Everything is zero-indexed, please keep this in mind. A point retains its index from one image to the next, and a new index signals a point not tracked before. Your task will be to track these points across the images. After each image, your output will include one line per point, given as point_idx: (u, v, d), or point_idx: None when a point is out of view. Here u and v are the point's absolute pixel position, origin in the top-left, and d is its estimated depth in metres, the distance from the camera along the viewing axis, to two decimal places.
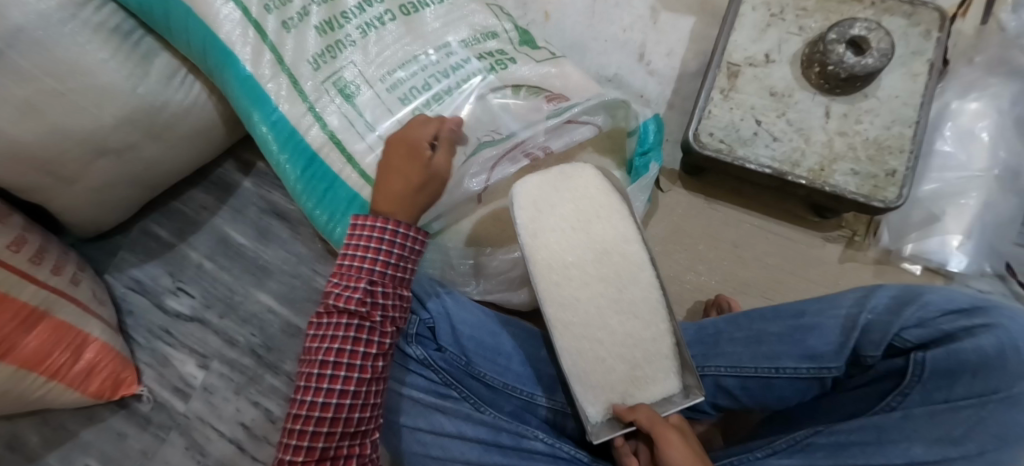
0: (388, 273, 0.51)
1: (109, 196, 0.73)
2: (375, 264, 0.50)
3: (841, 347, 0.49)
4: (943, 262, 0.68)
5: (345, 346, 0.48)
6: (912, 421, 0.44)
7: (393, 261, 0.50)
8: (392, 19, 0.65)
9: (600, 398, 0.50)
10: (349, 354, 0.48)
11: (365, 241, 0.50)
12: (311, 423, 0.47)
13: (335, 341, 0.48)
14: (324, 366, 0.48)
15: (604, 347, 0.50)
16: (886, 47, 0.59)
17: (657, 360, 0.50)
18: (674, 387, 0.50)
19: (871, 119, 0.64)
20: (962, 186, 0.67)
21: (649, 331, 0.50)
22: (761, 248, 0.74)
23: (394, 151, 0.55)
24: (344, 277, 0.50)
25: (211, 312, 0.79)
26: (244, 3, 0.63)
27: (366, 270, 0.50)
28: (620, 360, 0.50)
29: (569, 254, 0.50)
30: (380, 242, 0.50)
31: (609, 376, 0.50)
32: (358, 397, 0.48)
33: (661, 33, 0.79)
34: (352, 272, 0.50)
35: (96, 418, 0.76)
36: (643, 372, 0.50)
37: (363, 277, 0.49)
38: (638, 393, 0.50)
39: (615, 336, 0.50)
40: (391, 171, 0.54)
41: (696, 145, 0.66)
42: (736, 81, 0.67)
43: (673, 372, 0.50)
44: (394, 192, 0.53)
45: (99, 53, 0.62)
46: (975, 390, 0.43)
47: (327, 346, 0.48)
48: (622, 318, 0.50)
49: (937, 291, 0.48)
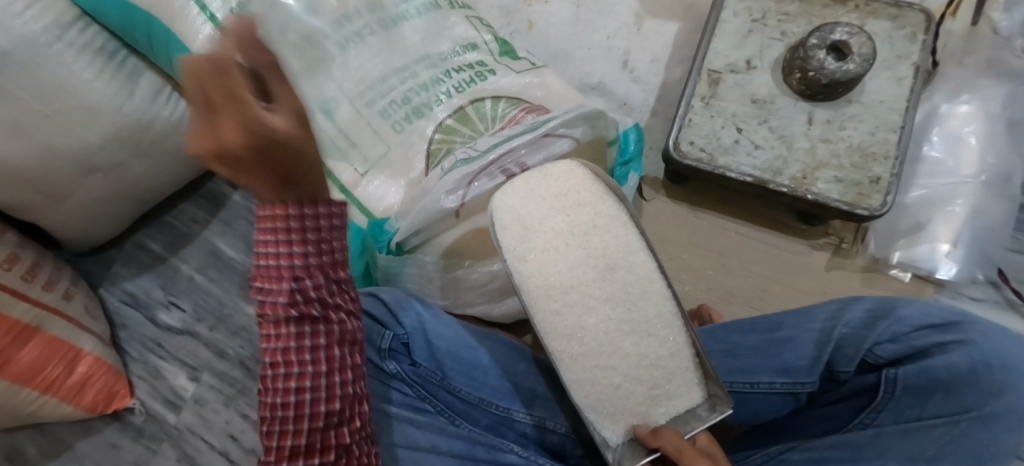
0: (318, 257, 0.36)
1: (101, 211, 0.74)
2: (296, 253, 0.35)
3: (814, 362, 0.48)
4: (933, 269, 0.67)
5: (291, 345, 0.36)
6: (884, 438, 0.42)
7: (313, 236, 0.35)
8: (372, 33, 0.65)
9: (619, 422, 0.46)
10: (299, 353, 0.37)
11: (267, 230, 0.34)
12: (283, 434, 0.37)
13: (278, 351, 0.36)
14: (276, 368, 0.37)
15: (619, 372, 0.44)
16: (868, 52, 0.58)
17: (677, 374, 0.46)
18: (696, 399, 0.46)
19: (856, 125, 0.63)
20: (950, 193, 0.66)
21: (665, 348, 0.45)
22: (747, 256, 0.73)
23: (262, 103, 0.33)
24: (264, 276, 0.36)
25: (201, 325, 0.80)
26: (222, 22, 0.63)
27: (287, 262, 0.35)
28: (638, 382, 0.45)
29: (568, 275, 0.44)
30: (290, 227, 0.34)
31: (627, 401, 0.45)
32: (323, 396, 0.37)
33: (645, 39, 0.79)
34: (269, 269, 0.36)
35: (91, 430, 0.77)
36: (665, 389, 0.45)
37: (284, 274, 0.35)
38: (659, 411, 0.46)
39: (631, 359, 0.44)
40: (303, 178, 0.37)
41: (676, 154, 0.65)
42: (717, 88, 0.66)
43: (696, 384, 0.47)
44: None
45: (84, 73, 0.63)
46: (948, 408, 0.42)
47: (275, 348, 0.37)
48: (636, 340, 0.44)
49: (914, 305, 0.47)
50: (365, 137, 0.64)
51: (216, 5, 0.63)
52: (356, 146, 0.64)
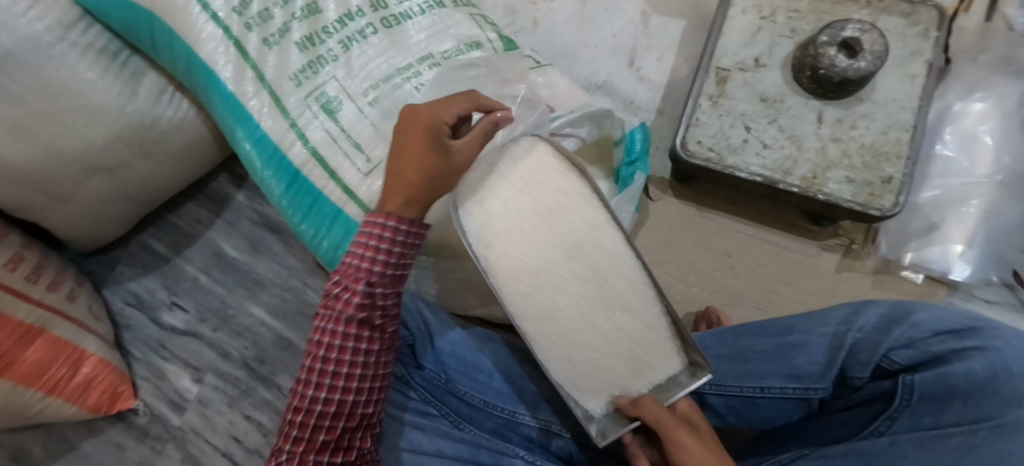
0: (389, 273, 0.46)
1: (105, 212, 0.74)
2: (376, 264, 0.45)
3: (827, 368, 0.47)
4: (945, 271, 0.66)
5: (347, 344, 0.45)
6: (899, 446, 0.40)
7: (394, 260, 0.46)
8: (375, 32, 0.64)
9: (600, 395, 0.49)
10: (351, 351, 0.45)
11: (366, 238, 0.45)
12: (313, 416, 0.44)
13: (336, 337, 0.45)
14: (326, 361, 0.45)
15: (593, 348, 0.47)
16: (880, 49, 0.57)
17: (656, 346, 0.48)
18: (676, 368, 0.48)
19: (867, 124, 0.62)
20: (963, 194, 0.65)
21: (640, 321, 0.47)
22: (753, 258, 0.72)
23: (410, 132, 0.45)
24: (345, 275, 0.45)
25: (206, 326, 0.80)
26: (224, 21, 0.63)
27: (366, 269, 0.45)
28: (615, 356, 0.48)
29: (534, 258, 0.46)
30: (382, 242, 0.45)
31: (606, 376, 0.48)
32: (360, 392, 0.46)
33: (651, 37, 0.78)
34: (353, 267, 0.45)
35: (96, 431, 0.77)
36: (645, 361, 0.48)
37: (363, 279, 0.45)
38: (639, 382, 0.49)
39: (605, 334, 0.47)
40: (399, 154, 0.46)
41: (684, 153, 0.64)
42: (726, 87, 0.65)
43: (674, 352, 0.48)
44: (403, 192, 0.46)
45: (87, 73, 0.63)
46: (966, 417, 0.40)
47: (329, 343, 0.45)
48: (610, 315, 0.47)
49: (928, 310, 0.46)
50: (369, 137, 0.64)
51: (219, 4, 0.62)
52: (358, 146, 0.64)
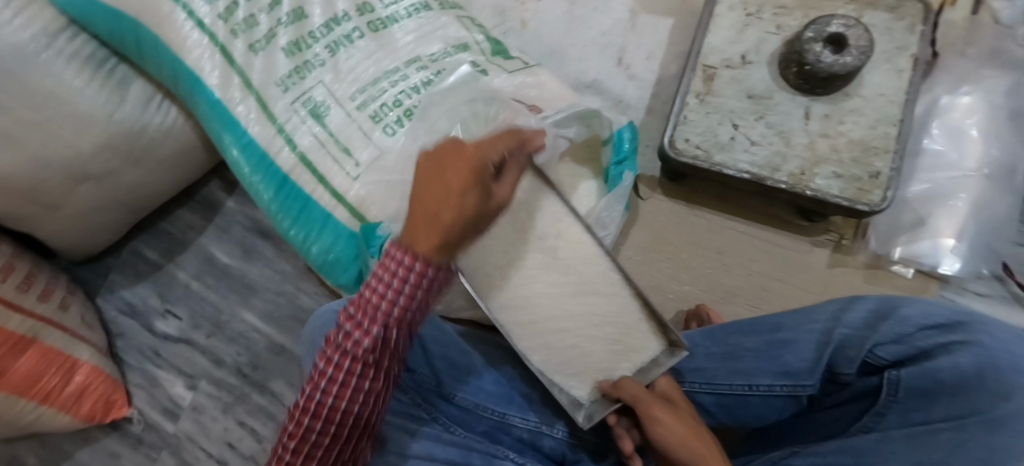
0: (410, 313, 0.38)
1: (96, 219, 0.74)
2: (399, 308, 0.37)
3: (815, 365, 0.47)
4: (935, 264, 0.65)
5: (351, 387, 0.39)
6: (889, 442, 0.40)
7: (418, 302, 0.37)
8: (361, 36, 0.64)
9: (586, 381, 0.50)
10: (353, 394, 0.39)
11: (391, 275, 0.36)
12: (304, 445, 0.40)
13: (339, 378, 0.38)
14: (325, 400, 0.39)
15: (571, 333, 0.49)
16: (866, 44, 0.56)
17: (633, 327, 0.49)
18: (657, 350, 0.49)
19: (855, 119, 0.62)
20: (952, 187, 0.65)
21: (613, 304, 0.49)
22: (747, 255, 0.72)
23: (454, 163, 0.38)
24: (361, 310, 0.37)
25: (199, 332, 0.80)
26: (210, 28, 0.63)
27: (385, 310, 0.37)
28: (594, 341, 0.49)
29: (502, 251, 0.49)
30: (410, 285, 0.36)
31: (587, 358, 0.50)
32: (356, 427, 0.42)
33: (640, 36, 0.78)
34: (372, 303, 0.37)
35: (90, 439, 0.77)
36: (625, 343, 0.49)
37: (379, 321, 0.37)
38: (623, 365, 0.50)
39: (579, 318, 0.49)
40: (434, 184, 0.38)
41: (671, 152, 0.64)
42: (713, 84, 0.65)
43: (652, 334, 0.49)
44: (441, 231, 0.36)
45: (74, 82, 0.63)
46: (953, 412, 0.40)
47: (331, 383, 0.38)
48: (583, 300, 0.49)
49: (916, 304, 0.45)
50: (357, 142, 0.63)
51: (204, 10, 0.62)
52: (347, 150, 0.63)
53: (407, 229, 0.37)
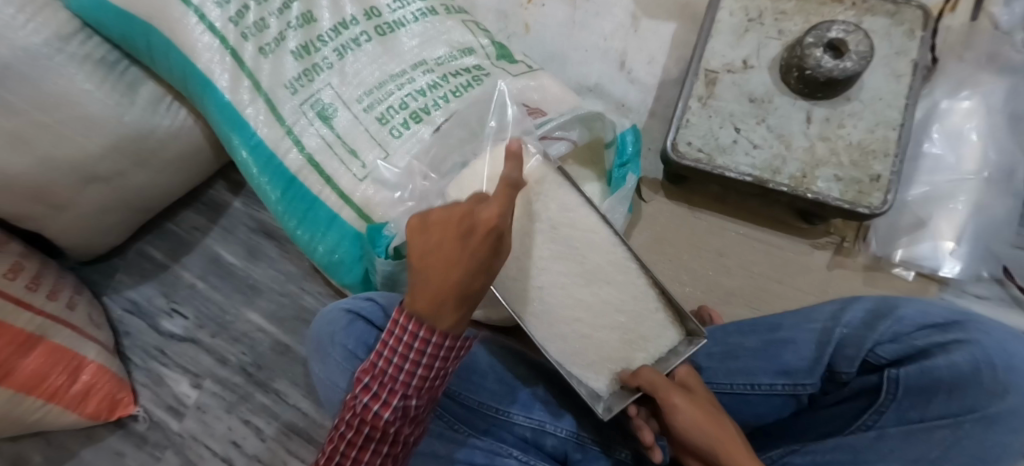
0: (424, 385, 0.43)
1: (102, 220, 0.74)
2: (412, 375, 0.43)
3: (815, 363, 0.47)
4: (935, 267, 0.65)
5: (369, 448, 0.43)
6: (886, 440, 0.41)
7: (430, 374, 0.43)
8: (369, 40, 0.65)
9: (603, 372, 0.50)
10: (371, 454, 0.43)
11: (405, 346, 0.42)
12: None
13: (359, 438, 0.42)
14: (346, 458, 0.43)
15: (585, 323, 0.49)
16: (865, 49, 0.57)
17: (649, 316, 0.51)
18: (674, 339, 0.51)
19: (855, 122, 0.63)
20: (951, 190, 0.65)
21: (626, 293, 0.50)
22: (747, 256, 0.73)
23: (473, 244, 0.39)
24: (378, 378, 0.43)
25: (204, 332, 0.81)
26: (221, 31, 0.64)
27: (401, 379, 0.42)
28: (609, 331, 0.50)
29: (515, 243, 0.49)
30: (421, 355, 0.42)
31: (604, 349, 0.50)
32: None
33: (641, 40, 0.79)
34: (387, 371, 0.43)
35: (95, 438, 0.78)
36: (639, 333, 0.50)
37: (398, 388, 0.42)
38: (640, 356, 0.50)
39: (593, 307, 0.50)
40: (453, 267, 0.40)
41: (674, 155, 0.65)
42: (715, 89, 0.66)
43: (670, 325, 0.51)
44: (460, 308, 0.41)
45: (84, 84, 0.64)
46: (951, 409, 0.40)
47: (351, 442, 0.43)
48: (596, 290, 0.50)
49: (914, 304, 0.46)
50: (365, 143, 0.64)
51: (215, 14, 0.64)
52: (354, 151, 0.64)
53: (428, 304, 0.41)
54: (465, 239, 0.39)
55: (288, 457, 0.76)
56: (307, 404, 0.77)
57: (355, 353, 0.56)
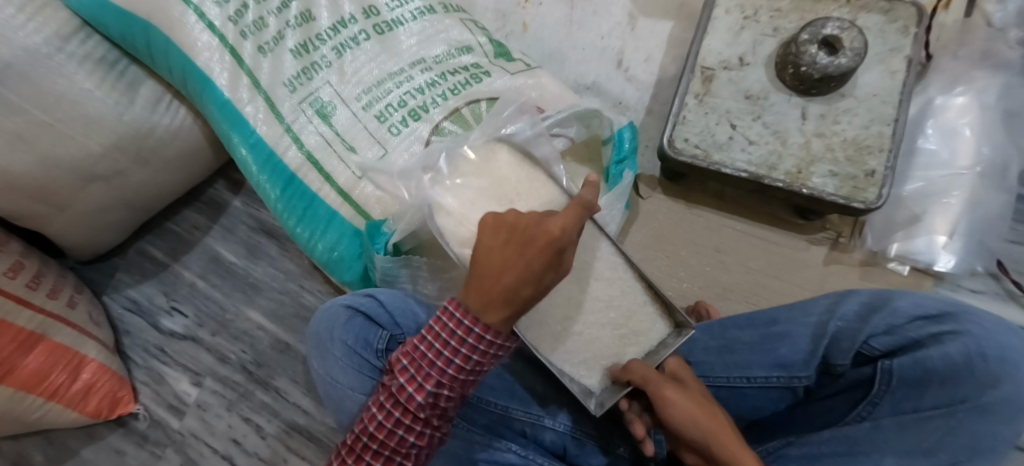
0: (460, 377, 0.43)
1: (103, 219, 0.75)
2: (450, 364, 0.42)
3: (810, 356, 0.48)
4: (931, 262, 0.66)
5: (396, 431, 0.43)
6: (881, 431, 0.41)
7: (468, 366, 0.42)
8: (367, 38, 0.66)
9: (595, 368, 0.50)
10: (398, 439, 0.43)
11: (447, 333, 0.42)
12: None
13: (388, 419, 0.43)
14: (373, 438, 0.44)
15: (576, 320, 0.51)
16: (859, 45, 0.58)
17: (638, 310, 0.51)
18: (663, 332, 0.51)
19: (850, 119, 0.63)
20: (945, 185, 0.66)
21: (614, 289, 0.52)
22: (745, 253, 0.73)
23: (533, 251, 0.39)
24: (416, 364, 0.43)
25: (204, 330, 0.81)
26: (220, 30, 0.64)
27: (437, 367, 0.42)
28: (600, 327, 0.51)
29: None
30: (461, 344, 0.42)
31: (595, 345, 0.51)
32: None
33: (639, 39, 0.79)
34: (426, 357, 0.43)
35: (96, 437, 0.78)
36: (630, 327, 0.51)
37: (432, 375, 0.42)
38: (631, 350, 0.51)
39: (583, 303, 0.51)
40: (507, 268, 0.40)
41: (671, 151, 0.65)
42: (711, 86, 0.66)
43: (659, 317, 0.51)
44: (507, 308, 0.40)
45: (84, 83, 0.64)
46: (944, 399, 0.41)
47: (381, 423, 0.43)
48: (585, 286, 0.51)
49: (908, 296, 0.46)
50: (363, 141, 0.64)
51: (214, 13, 0.64)
52: (352, 149, 0.64)
53: (477, 299, 0.41)
54: (526, 245, 0.40)
55: (288, 454, 0.76)
56: (306, 401, 0.78)
57: (355, 349, 0.56)
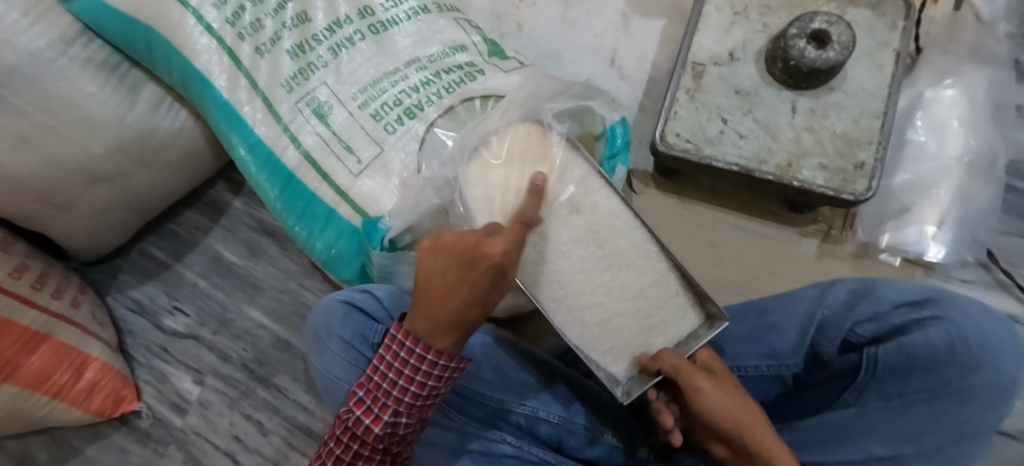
0: (416, 404, 0.43)
1: (106, 220, 0.76)
2: (405, 392, 0.42)
3: (798, 345, 0.48)
4: (921, 252, 0.67)
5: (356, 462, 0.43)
6: (867, 417, 0.42)
7: (423, 393, 0.43)
8: (362, 39, 0.67)
9: (621, 357, 0.51)
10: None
11: (398, 362, 0.42)
12: None
13: (346, 452, 0.43)
14: None
15: (606, 307, 0.51)
16: (847, 40, 0.58)
17: (670, 300, 0.52)
18: (694, 323, 0.52)
19: (839, 113, 0.64)
20: (933, 177, 0.66)
21: (647, 277, 0.52)
22: (738, 246, 0.74)
23: (472, 274, 0.40)
24: (370, 394, 0.43)
25: (205, 329, 0.82)
26: (219, 33, 0.66)
27: (393, 397, 0.43)
28: (629, 316, 0.51)
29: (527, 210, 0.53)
30: (413, 373, 0.42)
31: (623, 334, 0.51)
32: None
33: (632, 37, 0.80)
34: (381, 387, 0.43)
35: (100, 435, 0.79)
36: (658, 318, 0.52)
37: (388, 405, 0.42)
38: (659, 340, 0.52)
39: (614, 291, 0.51)
40: (449, 293, 0.40)
41: (662, 146, 0.66)
42: (702, 81, 0.67)
43: (689, 308, 0.52)
44: (456, 331, 0.41)
45: (86, 86, 0.65)
46: (927, 384, 0.41)
47: (339, 456, 0.43)
48: (617, 274, 0.52)
49: (892, 286, 0.47)
50: (359, 140, 0.65)
51: (212, 16, 0.65)
52: (349, 148, 0.65)
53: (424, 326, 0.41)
54: (465, 269, 0.40)
55: (289, 451, 0.77)
56: (307, 398, 0.79)
57: (351, 343, 0.57)
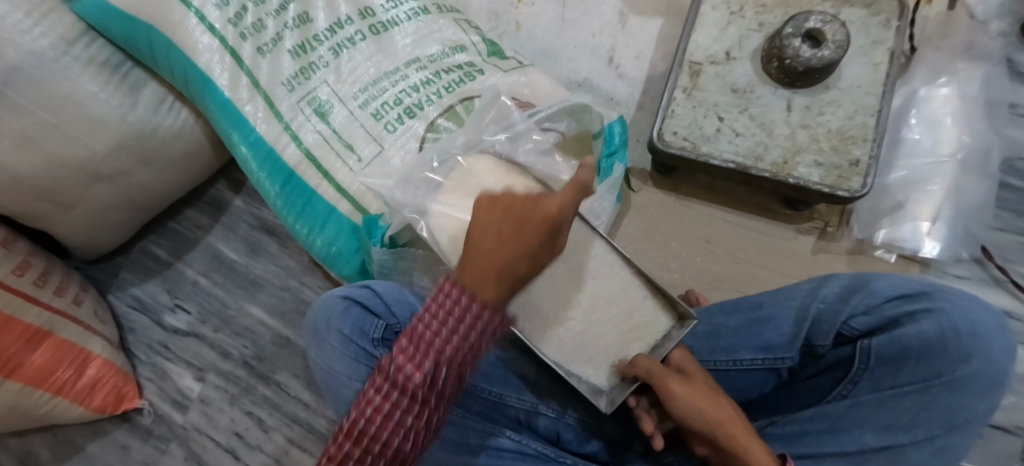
0: (462, 353, 0.39)
1: (108, 218, 0.76)
2: (451, 338, 0.38)
3: (794, 338, 0.49)
4: (916, 248, 0.68)
5: (394, 414, 0.39)
6: (860, 407, 0.43)
7: (469, 340, 0.39)
8: (363, 38, 0.67)
9: (602, 366, 0.51)
10: (395, 424, 0.39)
11: (447, 303, 0.39)
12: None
13: (385, 403, 0.39)
14: (370, 423, 0.39)
15: (577, 319, 0.52)
16: (841, 38, 0.59)
17: (640, 305, 0.52)
18: (667, 324, 0.52)
19: (834, 110, 0.65)
20: (927, 173, 0.67)
21: (613, 285, 0.53)
22: (735, 243, 0.74)
23: (528, 227, 0.41)
24: (414, 340, 0.39)
25: (206, 326, 0.83)
26: (221, 33, 0.66)
27: (439, 341, 0.38)
28: (602, 325, 0.52)
29: None
30: (463, 315, 0.39)
31: (598, 344, 0.52)
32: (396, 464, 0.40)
33: (629, 36, 0.81)
34: (426, 332, 0.39)
35: (101, 432, 0.80)
36: (632, 322, 0.52)
37: (433, 350, 0.38)
38: (637, 345, 0.52)
39: (583, 303, 0.52)
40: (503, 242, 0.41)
41: (660, 144, 0.67)
42: (699, 79, 0.68)
43: (661, 311, 0.52)
44: (502, 283, 0.40)
45: (89, 85, 0.66)
46: (919, 375, 0.42)
47: (378, 406, 0.39)
48: (585, 285, 0.52)
49: (886, 278, 0.47)
50: (359, 138, 0.66)
51: (215, 15, 0.66)
52: (350, 146, 0.66)
53: (472, 273, 0.40)
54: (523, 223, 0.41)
55: (290, 447, 0.77)
56: (307, 395, 0.79)
57: (351, 338, 0.57)
